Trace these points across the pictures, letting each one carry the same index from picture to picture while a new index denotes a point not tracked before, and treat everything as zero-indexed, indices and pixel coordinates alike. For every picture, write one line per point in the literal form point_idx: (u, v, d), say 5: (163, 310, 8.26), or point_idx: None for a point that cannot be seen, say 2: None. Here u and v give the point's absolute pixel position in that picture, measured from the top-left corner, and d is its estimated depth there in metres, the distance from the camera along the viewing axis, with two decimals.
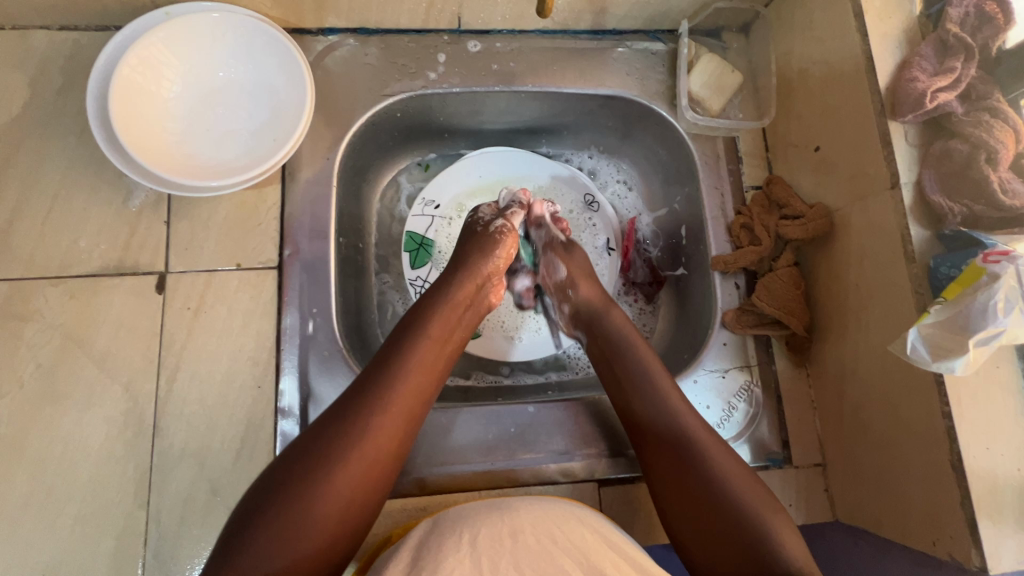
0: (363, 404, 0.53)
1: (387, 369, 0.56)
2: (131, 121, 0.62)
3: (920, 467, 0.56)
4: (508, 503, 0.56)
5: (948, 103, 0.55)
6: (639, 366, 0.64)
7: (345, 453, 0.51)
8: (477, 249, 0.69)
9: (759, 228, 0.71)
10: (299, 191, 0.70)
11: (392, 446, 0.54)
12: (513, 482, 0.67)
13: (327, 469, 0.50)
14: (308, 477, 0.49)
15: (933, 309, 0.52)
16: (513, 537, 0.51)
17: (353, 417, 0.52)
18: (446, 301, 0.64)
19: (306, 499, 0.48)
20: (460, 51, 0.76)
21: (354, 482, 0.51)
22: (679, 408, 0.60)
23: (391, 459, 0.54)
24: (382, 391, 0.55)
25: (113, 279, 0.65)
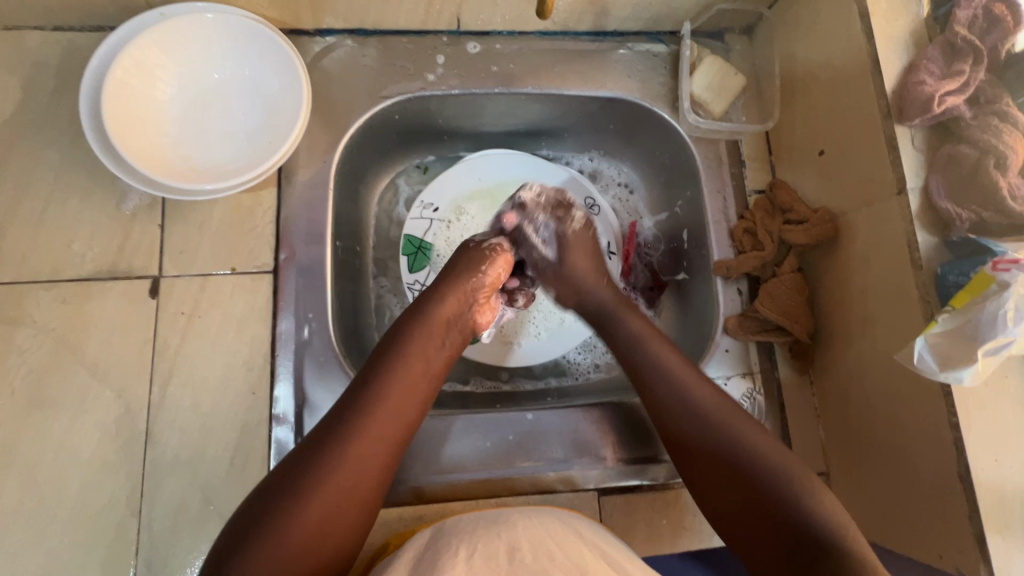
0: (338, 432, 0.52)
1: (360, 394, 0.55)
2: (124, 123, 0.61)
3: (925, 478, 0.55)
4: (505, 516, 0.55)
5: (955, 107, 0.54)
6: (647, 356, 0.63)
7: (318, 482, 0.49)
8: (466, 269, 0.66)
9: (761, 233, 0.70)
10: (294, 194, 0.69)
11: (366, 471, 0.52)
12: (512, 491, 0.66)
13: (300, 497, 0.48)
14: (285, 505, 0.48)
15: (941, 318, 0.51)
16: (509, 555, 0.50)
17: (326, 448, 0.51)
18: (426, 323, 0.62)
19: (282, 529, 0.47)
20: (460, 52, 0.75)
21: (327, 508, 0.49)
22: (702, 396, 0.59)
23: (368, 484, 0.52)
24: (352, 416, 0.53)
25: (106, 283, 0.64)
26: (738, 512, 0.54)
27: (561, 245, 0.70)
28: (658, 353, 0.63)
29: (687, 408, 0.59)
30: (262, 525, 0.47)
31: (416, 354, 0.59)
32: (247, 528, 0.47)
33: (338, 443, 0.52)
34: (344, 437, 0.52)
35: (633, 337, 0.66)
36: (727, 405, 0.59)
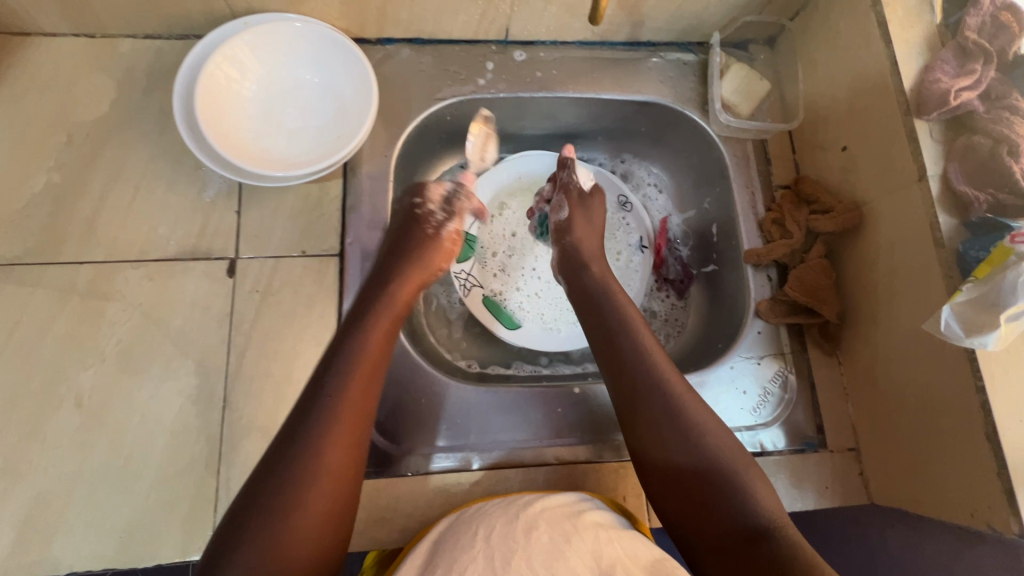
0: (307, 436, 0.52)
1: (324, 400, 0.54)
2: (213, 116, 0.67)
3: (954, 443, 0.59)
4: (521, 504, 0.58)
5: (970, 102, 0.60)
6: (620, 325, 0.67)
7: (306, 499, 0.50)
8: (423, 254, 0.70)
9: (789, 223, 0.76)
10: (359, 184, 0.75)
11: (349, 476, 0.53)
12: (562, 462, 0.69)
13: (288, 514, 0.49)
14: (265, 523, 0.48)
15: (965, 288, 0.55)
16: (526, 534, 0.52)
17: (297, 454, 0.51)
18: (378, 312, 0.63)
19: (278, 546, 0.48)
20: (507, 60, 0.82)
21: (319, 518, 0.50)
22: (661, 368, 0.63)
23: (352, 481, 0.54)
24: (324, 425, 0.53)
25: (189, 263, 0.70)
26: (675, 488, 0.58)
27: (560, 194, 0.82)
28: (632, 334, 0.67)
29: (651, 384, 0.62)
30: (254, 550, 0.47)
31: (378, 338, 0.61)
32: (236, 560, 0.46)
33: (308, 446, 0.52)
34: (313, 439, 0.52)
35: (615, 307, 0.70)
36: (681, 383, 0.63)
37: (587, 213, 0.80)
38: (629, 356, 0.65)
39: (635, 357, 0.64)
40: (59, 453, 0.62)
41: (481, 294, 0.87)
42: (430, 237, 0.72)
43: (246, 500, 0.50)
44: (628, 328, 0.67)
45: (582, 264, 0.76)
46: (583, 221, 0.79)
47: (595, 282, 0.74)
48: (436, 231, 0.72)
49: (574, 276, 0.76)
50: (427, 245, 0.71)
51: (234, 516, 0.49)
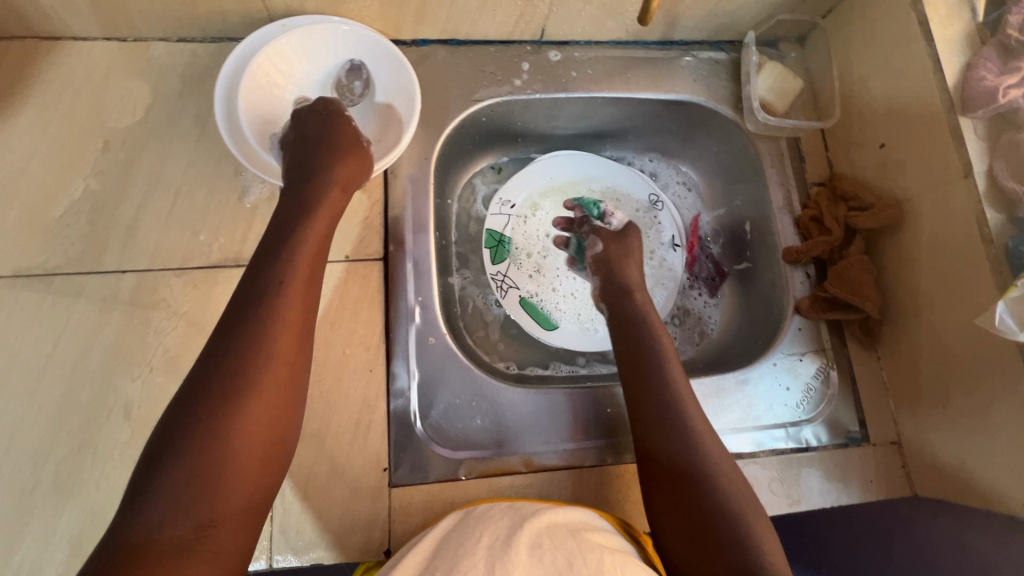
0: (243, 344, 0.49)
1: (253, 314, 0.50)
2: (255, 123, 0.67)
3: (1009, 435, 0.61)
4: (521, 517, 0.56)
5: (1015, 100, 0.61)
6: (657, 362, 0.67)
7: (241, 415, 0.47)
8: (328, 159, 0.63)
9: (828, 220, 0.76)
10: (401, 187, 0.74)
11: (284, 391, 0.50)
12: (597, 462, 0.70)
13: (227, 423, 0.46)
14: (207, 429, 0.45)
15: (1020, 283, 0.55)
16: (532, 548, 0.51)
17: (234, 358, 0.48)
18: (310, 215, 0.59)
19: (218, 452, 0.45)
20: (542, 60, 0.82)
21: (264, 427, 0.48)
22: (692, 415, 0.62)
23: (291, 395, 0.51)
24: (265, 320, 0.50)
25: (233, 270, 0.69)
26: (684, 526, 0.57)
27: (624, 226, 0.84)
28: (665, 369, 0.66)
29: (674, 420, 0.62)
30: (188, 468, 0.44)
31: (309, 247, 0.57)
32: (169, 480, 0.44)
33: (244, 352, 0.49)
34: (249, 344, 0.49)
35: (652, 339, 0.69)
36: (711, 431, 0.62)
37: (626, 246, 0.80)
38: (659, 387, 0.65)
39: (665, 389, 0.64)
40: (110, 465, 0.61)
41: (518, 295, 0.87)
42: (351, 144, 0.66)
43: (172, 419, 0.46)
44: (661, 361, 0.67)
45: (624, 293, 0.76)
46: (621, 252, 0.80)
47: (635, 311, 0.73)
48: (355, 139, 0.66)
49: (616, 303, 0.76)
50: (345, 149, 0.65)
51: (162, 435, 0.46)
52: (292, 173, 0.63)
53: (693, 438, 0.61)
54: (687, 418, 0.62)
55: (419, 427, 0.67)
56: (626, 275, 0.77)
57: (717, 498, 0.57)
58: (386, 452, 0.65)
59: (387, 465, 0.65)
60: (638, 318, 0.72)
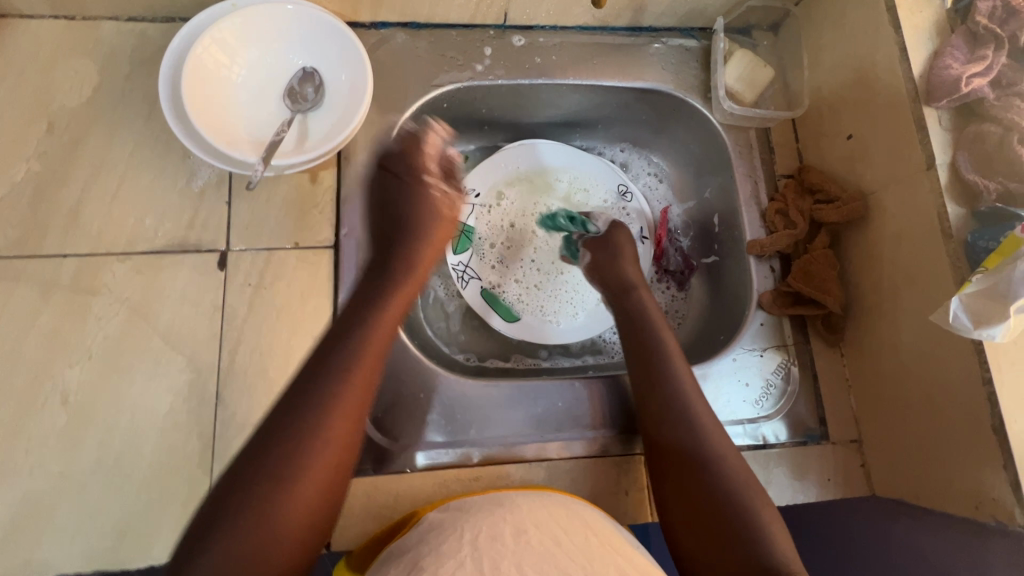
0: (316, 402, 0.53)
1: (323, 379, 0.54)
2: (201, 103, 0.64)
3: (961, 438, 0.58)
4: (509, 508, 0.57)
5: (980, 89, 0.59)
6: (662, 356, 0.68)
7: (296, 473, 0.50)
8: (416, 225, 0.70)
9: (793, 213, 0.74)
10: (354, 174, 0.73)
11: (340, 454, 0.53)
12: (620, 452, 0.70)
13: (294, 478, 0.49)
14: (277, 484, 0.49)
15: (974, 279, 0.54)
16: (515, 536, 0.51)
17: (304, 415, 0.52)
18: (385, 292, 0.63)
19: (283, 507, 0.48)
20: (505, 45, 0.80)
21: (325, 482, 0.51)
22: (700, 414, 0.64)
23: (345, 460, 0.53)
24: (336, 382, 0.54)
25: (178, 256, 0.67)
26: (699, 522, 0.57)
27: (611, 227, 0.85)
28: (670, 366, 0.67)
29: (685, 415, 0.63)
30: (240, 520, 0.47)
31: (382, 318, 0.61)
32: (221, 528, 0.47)
33: (316, 413, 0.52)
34: (320, 406, 0.53)
35: (656, 335, 0.71)
36: (720, 429, 0.64)
37: (613, 248, 0.81)
38: (667, 380, 0.66)
39: (674, 382, 0.66)
40: (45, 454, 0.60)
41: (479, 286, 0.85)
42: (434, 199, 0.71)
43: (243, 467, 0.50)
44: (666, 358, 0.68)
45: (628, 289, 0.77)
46: (609, 255, 0.80)
47: (637, 307, 0.75)
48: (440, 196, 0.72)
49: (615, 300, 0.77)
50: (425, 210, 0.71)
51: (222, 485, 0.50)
52: (383, 231, 0.69)
53: (701, 434, 0.62)
54: (697, 416, 0.63)
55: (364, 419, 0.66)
56: (625, 274, 0.78)
57: (728, 493, 0.58)
58: None
59: None
60: (638, 314, 0.74)
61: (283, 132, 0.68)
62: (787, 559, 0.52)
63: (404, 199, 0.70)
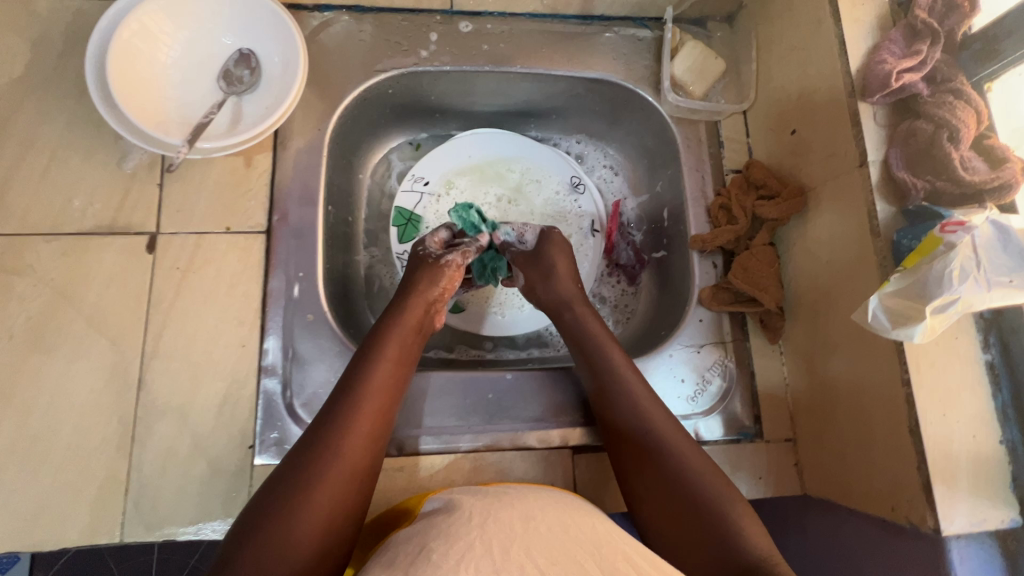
0: (332, 428, 0.56)
1: (337, 410, 0.58)
2: (129, 84, 0.63)
3: (882, 439, 0.57)
4: (520, 501, 0.56)
5: (914, 84, 0.57)
6: (607, 362, 0.66)
7: (315, 492, 0.52)
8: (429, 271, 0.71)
9: (736, 209, 0.74)
10: (290, 159, 0.72)
11: (356, 478, 0.55)
12: (558, 443, 0.68)
13: (310, 494, 0.52)
14: (291, 500, 0.51)
15: (893, 278, 0.53)
16: (524, 524, 0.51)
17: (324, 439, 0.55)
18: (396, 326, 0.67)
19: (298, 520, 0.50)
20: (452, 31, 0.79)
21: (339, 497, 0.53)
22: (652, 414, 0.62)
23: (361, 484, 0.56)
24: (347, 410, 0.58)
25: (106, 238, 0.66)
26: (671, 525, 0.55)
27: (542, 239, 0.77)
28: (618, 373, 0.65)
29: (635, 417, 0.62)
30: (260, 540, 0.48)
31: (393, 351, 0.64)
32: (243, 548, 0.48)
33: (334, 438, 0.55)
34: (337, 431, 0.56)
35: (598, 346, 0.68)
36: (675, 428, 0.61)
37: (547, 265, 0.75)
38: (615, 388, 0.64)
39: (623, 388, 0.64)
40: None
41: None
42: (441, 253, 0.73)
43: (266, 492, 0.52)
44: (611, 367, 0.66)
45: (564, 307, 0.73)
46: (541, 274, 0.75)
47: (575, 325, 0.71)
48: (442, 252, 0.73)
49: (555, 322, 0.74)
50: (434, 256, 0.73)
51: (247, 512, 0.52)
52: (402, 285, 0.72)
53: (656, 434, 0.60)
54: (648, 417, 0.61)
55: (289, 406, 0.65)
56: (560, 290, 0.74)
57: (691, 490, 0.56)
58: (252, 429, 0.64)
59: (252, 443, 0.63)
60: (580, 332, 0.70)
61: (211, 113, 0.67)
62: (764, 554, 0.50)
63: (411, 261, 0.74)
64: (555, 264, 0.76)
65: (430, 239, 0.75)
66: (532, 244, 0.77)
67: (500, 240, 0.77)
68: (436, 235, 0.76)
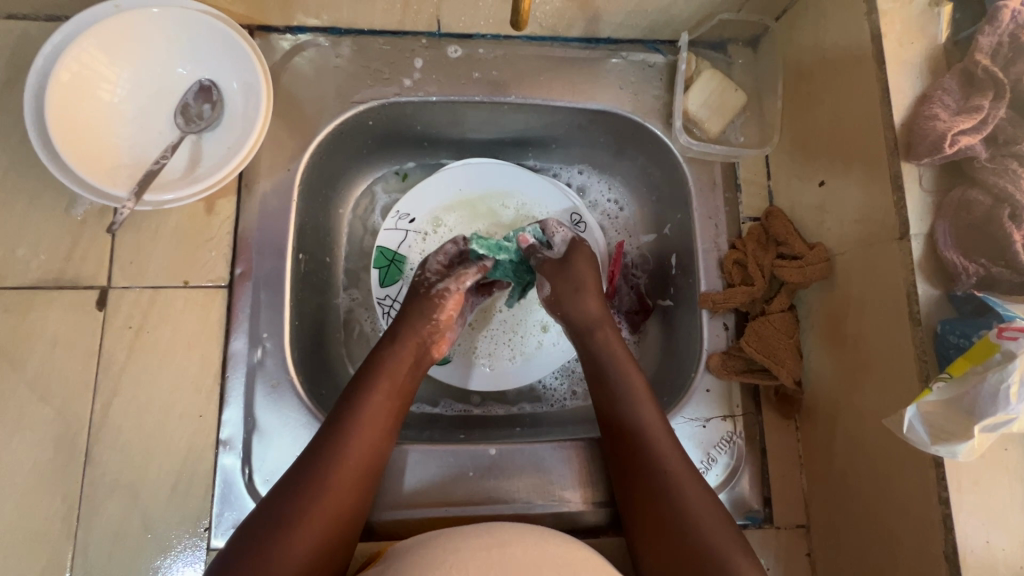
0: (318, 467, 0.53)
1: (325, 446, 0.55)
2: (70, 127, 0.56)
3: (910, 556, 0.50)
4: (494, 524, 0.52)
5: (970, 148, 0.49)
6: (628, 395, 0.61)
7: (298, 539, 0.49)
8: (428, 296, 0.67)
9: (752, 267, 0.66)
10: (256, 204, 0.65)
11: (341, 525, 0.53)
12: (550, 525, 0.63)
13: (289, 539, 0.49)
14: (269, 545, 0.48)
15: (936, 387, 0.46)
16: (500, 548, 0.47)
17: (309, 480, 0.53)
18: (392, 353, 0.63)
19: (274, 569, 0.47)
20: (440, 56, 0.71)
21: (320, 543, 0.50)
22: (670, 460, 0.57)
23: (345, 526, 0.53)
24: (334, 447, 0.55)
25: (52, 292, 0.60)
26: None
27: (572, 246, 0.70)
28: (637, 410, 0.60)
29: (649, 459, 0.57)
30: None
31: (387, 383, 0.61)
32: None
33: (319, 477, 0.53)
34: (322, 468, 0.53)
35: (623, 373, 0.63)
36: (693, 476, 0.57)
37: (578, 279, 0.68)
38: (633, 425, 0.60)
39: (641, 426, 0.59)
40: None
41: None
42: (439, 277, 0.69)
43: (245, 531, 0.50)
44: (632, 402, 0.61)
45: (592, 326, 0.66)
46: (573, 288, 0.67)
47: (603, 347, 0.65)
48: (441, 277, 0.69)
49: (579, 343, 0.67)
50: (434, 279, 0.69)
51: (224, 555, 0.49)
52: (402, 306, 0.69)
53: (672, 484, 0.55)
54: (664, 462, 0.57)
55: (249, 484, 0.60)
56: (587, 307, 0.67)
57: (702, 553, 0.51)
58: (208, 509, 0.58)
59: (207, 525, 0.58)
60: (606, 358, 0.64)
61: (164, 157, 0.60)
62: None
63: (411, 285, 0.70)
64: (583, 277, 0.68)
65: (436, 259, 0.70)
66: (563, 252, 0.69)
67: (529, 244, 0.70)
68: (445, 250, 0.70)
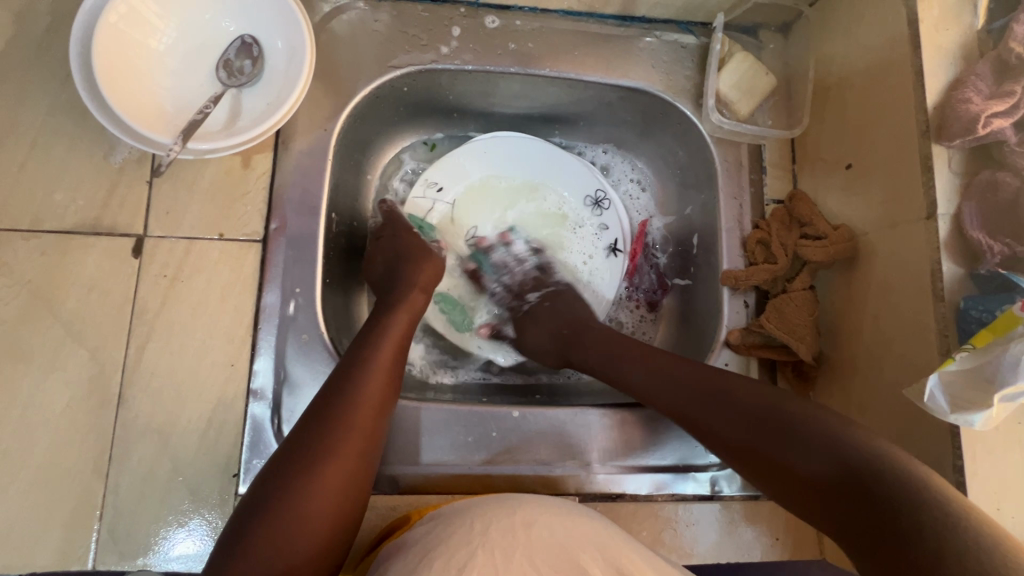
0: (337, 404, 0.53)
1: (343, 387, 0.55)
2: (117, 70, 0.56)
3: None
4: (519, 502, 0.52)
5: (1001, 131, 0.50)
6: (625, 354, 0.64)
7: (309, 498, 0.48)
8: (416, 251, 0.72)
9: (775, 247, 0.67)
10: (292, 162, 0.66)
11: (349, 487, 0.51)
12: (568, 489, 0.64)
13: (315, 474, 0.49)
14: (294, 481, 0.48)
15: (958, 356, 0.48)
16: (527, 528, 0.48)
17: (328, 418, 0.52)
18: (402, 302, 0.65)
19: (303, 504, 0.48)
20: (476, 26, 0.71)
21: (343, 479, 0.50)
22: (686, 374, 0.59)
23: (369, 460, 0.53)
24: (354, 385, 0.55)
25: (88, 239, 0.61)
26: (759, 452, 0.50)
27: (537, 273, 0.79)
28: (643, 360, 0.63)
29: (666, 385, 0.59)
30: (249, 558, 0.45)
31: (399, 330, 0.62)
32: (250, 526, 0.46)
33: (338, 413, 0.53)
34: (343, 404, 0.53)
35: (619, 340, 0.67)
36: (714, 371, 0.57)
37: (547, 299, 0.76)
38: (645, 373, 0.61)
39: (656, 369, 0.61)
40: None
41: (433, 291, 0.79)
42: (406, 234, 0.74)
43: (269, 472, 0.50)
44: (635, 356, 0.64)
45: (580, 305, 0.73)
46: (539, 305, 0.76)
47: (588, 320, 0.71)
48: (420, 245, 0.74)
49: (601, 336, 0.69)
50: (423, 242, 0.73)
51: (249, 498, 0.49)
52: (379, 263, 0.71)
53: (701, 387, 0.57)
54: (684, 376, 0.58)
55: (278, 433, 0.61)
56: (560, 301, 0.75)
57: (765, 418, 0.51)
58: (238, 456, 0.59)
59: (236, 471, 0.59)
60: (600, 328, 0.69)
61: (207, 108, 0.60)
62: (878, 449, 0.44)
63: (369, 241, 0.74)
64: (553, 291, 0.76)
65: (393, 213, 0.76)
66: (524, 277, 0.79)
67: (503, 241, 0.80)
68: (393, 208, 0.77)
